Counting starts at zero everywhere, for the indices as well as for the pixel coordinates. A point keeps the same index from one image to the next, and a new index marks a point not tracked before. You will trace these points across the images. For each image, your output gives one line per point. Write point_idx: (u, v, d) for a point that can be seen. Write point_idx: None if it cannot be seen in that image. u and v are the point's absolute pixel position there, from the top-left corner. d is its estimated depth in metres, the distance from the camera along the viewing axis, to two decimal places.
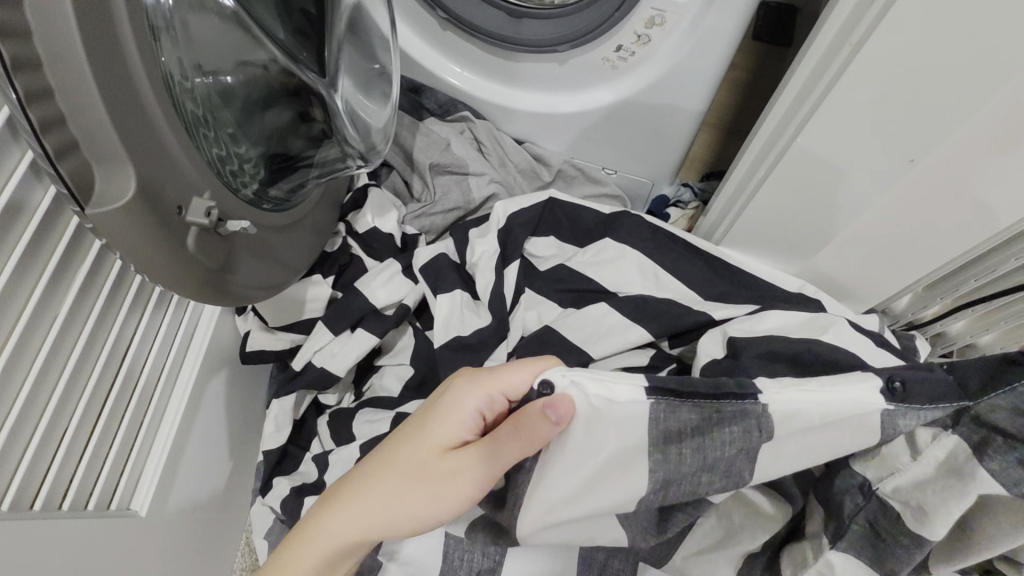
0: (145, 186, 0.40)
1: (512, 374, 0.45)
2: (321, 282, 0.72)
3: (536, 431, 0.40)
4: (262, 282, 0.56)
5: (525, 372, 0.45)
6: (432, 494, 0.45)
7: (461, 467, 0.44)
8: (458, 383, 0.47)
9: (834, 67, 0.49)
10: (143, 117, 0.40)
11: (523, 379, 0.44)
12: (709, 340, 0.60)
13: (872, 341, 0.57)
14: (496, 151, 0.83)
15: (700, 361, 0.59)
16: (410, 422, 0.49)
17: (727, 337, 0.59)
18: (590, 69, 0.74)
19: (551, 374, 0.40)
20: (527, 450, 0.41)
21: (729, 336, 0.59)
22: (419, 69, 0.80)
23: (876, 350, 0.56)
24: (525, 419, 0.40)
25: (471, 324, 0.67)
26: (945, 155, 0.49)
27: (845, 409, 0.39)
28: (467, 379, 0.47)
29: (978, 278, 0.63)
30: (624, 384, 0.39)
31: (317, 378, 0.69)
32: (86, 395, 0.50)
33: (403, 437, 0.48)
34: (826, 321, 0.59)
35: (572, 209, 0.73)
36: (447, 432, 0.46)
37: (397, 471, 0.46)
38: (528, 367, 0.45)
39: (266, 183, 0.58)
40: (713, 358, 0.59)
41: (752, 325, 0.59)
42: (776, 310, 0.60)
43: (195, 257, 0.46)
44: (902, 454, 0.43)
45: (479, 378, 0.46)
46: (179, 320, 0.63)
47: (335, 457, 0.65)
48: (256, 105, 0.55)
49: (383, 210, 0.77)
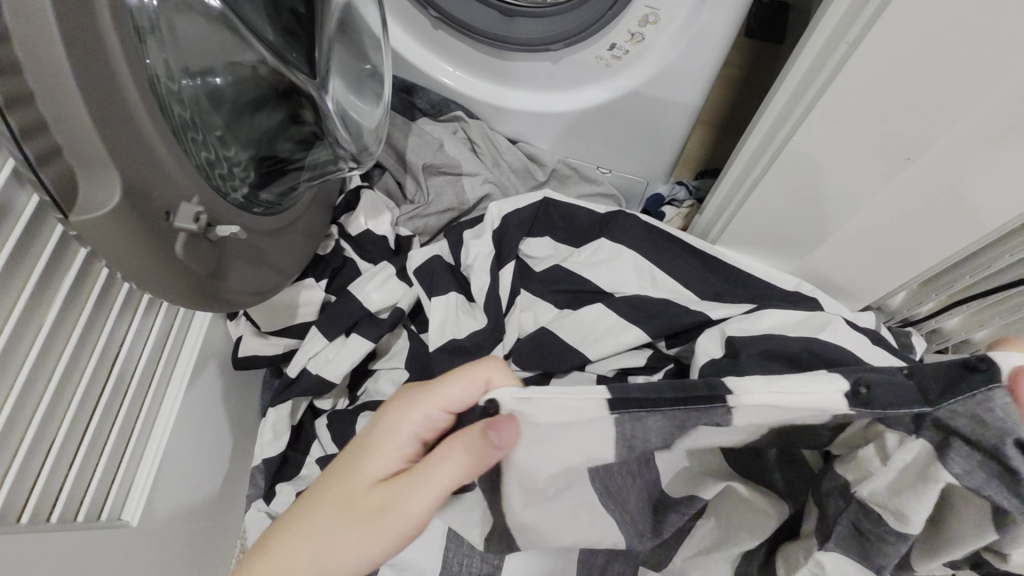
0: (131, 192, 0.39)
1: (455, 386, 0.43)
2: (313, 285, 0.72)
3: (479, 451, 0.39)
4: (254, 287, 0.55)
5: (468, 382, 0.43)
6: (380, 518, 0.43)
7: (409, 488, 0.42)
8: (404, 400, 0.46)
9: (827, 66, 0.49)
10: (128, 122, 0.39)
11: (466, 391, 0.43)
12: (707, 340, 0.59)
13: (864, 337, 0.57)
14: (489, 151, 0.83)
15: (697, 360, 0.59)
16: (355, 443, 0.47)
17: (726, 336, 0.58)
18: (584, 67, 0.73)
19: (502, 396, 0.37)
20: (473, 470, 0.40)
21: (729, 336, 0.58)
22: (411, 68, 0.79)
23: (869, 346, 0.57)
24: (471, 438, 0.39)
25: (466, 326, 0.66)
26: (939, 153, 0.49)
27: (804, 409, 0.34)
28: (411, 397, 0.45)
29: (974, 274, 0.63)
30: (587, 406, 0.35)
31: (312, 385, 0.68)
32: (72, 406, 0.49)
33: (349, 457, 0.46)
34: (823, 323, 0.58)
35: (567, 209, 0.72)
36: (391, 451, 0.45)
37: (347, 496, 0.45)
38: (471, 377, 0.43)
39: (256, 186, 0.57)
40: (712, 357, 0.58)
41: (749, 325, 0.59)
42: (772, 309, 0.60)
43: (184, 264, 0.45)
44: (874, 459, 0.40)
45: (424, 394, 0.44)
46: (170, 326, 0.62)
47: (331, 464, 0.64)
48: (244, 107, 0.55)
49: (377, 213, 0.76)
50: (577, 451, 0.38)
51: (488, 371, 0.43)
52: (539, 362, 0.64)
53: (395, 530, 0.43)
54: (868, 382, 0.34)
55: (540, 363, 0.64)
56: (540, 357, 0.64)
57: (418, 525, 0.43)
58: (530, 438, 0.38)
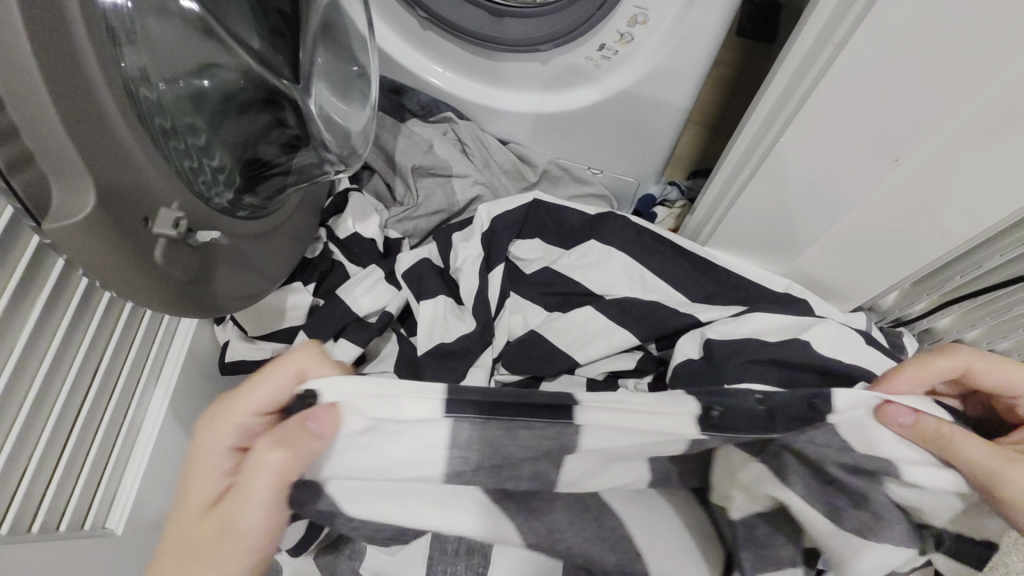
0: (106, 200, 0.39)
1: (267, 385, 0.38)
2: (301, 289, 0.71)
3: (295, 447, 0.33)
4: (239, 292, 0.55)
5: (277, 378, 0.38)
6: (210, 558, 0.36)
7: (232, 511, 0.35)
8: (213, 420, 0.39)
9: (815, 67, 0.48)
10: (103, 127, 0.38)
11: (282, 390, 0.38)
12: (686, 340, 0.60)
13: (856, 333, 0.58)
14: (480, 152, 0.82)
15: (675, 360, 0.60)
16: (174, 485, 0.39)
17: (704, 338, 0.59)
18: (573, 68, 0.73)
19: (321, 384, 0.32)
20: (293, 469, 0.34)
21: (707, 338, 0.59)
22: (399, 69, 0.79)
23: (862, 344, 0.58)
24: (286, 433, 0.33)
25: (454, 330, 0.66)
26: (927, 154, 0.48)
27: (660, 433, 0.36)
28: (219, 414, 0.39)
29: (965, 274, 0.63)
30: (413, 398, 0.33)
31: None
32: (54, 414, 0.48)
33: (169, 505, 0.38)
34: (806, 322, 0.59)
35: (556, 210, 0.72)
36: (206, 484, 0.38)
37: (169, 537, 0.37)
38: (276, 373, 0.38)
39: (240, 190, 0.56)
40: (689, 358, 0.59)
41: (731, 329, 0.59)
42: (759, 313, 0.60)
43: (164, 270, 0.44)
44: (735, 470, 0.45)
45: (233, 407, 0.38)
46: (155, 331, 0.62)
47: None
48: (226, 110, 0.54)
49: (365, 215, 0.76)
50: (403, 449, 0.35)
51: (293, 365, 0.38)
52: (527, 366, 0.64)
53: (232, 566, 0.36)
54: (721, 404, 0.36)
55: (528, 367, 0.64)
56: (529, 361, 0.64)
57: (258, 553, 0.36)
58: (355, 431, 0.34)
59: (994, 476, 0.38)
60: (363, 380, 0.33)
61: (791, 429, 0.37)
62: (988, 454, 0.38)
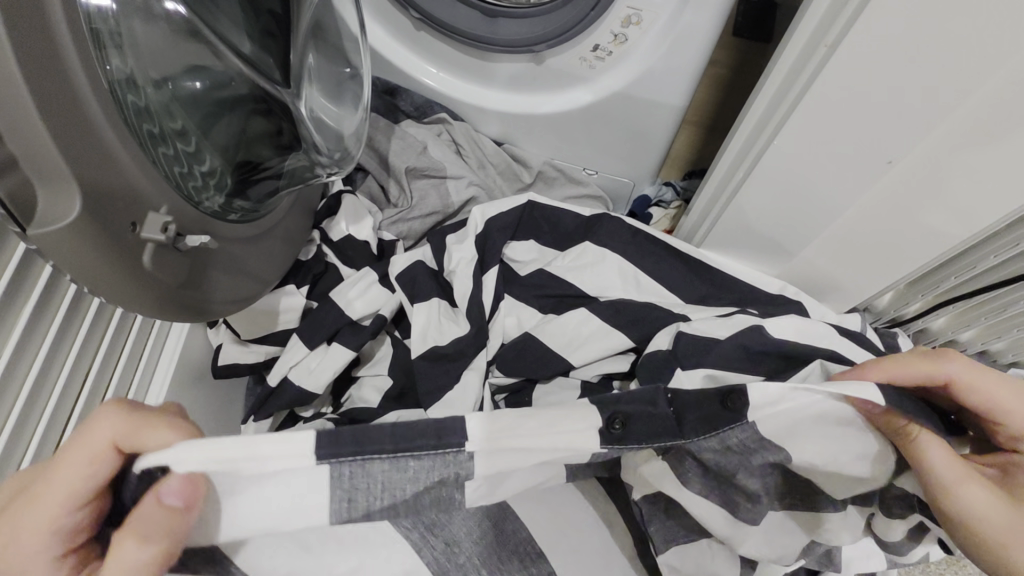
0: (92, 204, 0.38)
1: (78, 462, 0.33)
2: (294, 291, 0.70)
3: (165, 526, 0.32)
4: (229, 296, 0.54)
5: (89, 452, 0.33)
6: None
7: None
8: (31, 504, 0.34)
9: (809, 70, 0.48)
10: (89, 131, 0.38)
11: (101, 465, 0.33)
12: (661, 335, 0.59)
13: (828, 327, 0.58)
14: (474, 153, 0.82)
15: (648, 351, 0.59)
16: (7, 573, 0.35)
17: (678, 332, 0.58)
18: (568, 68, 0.72)
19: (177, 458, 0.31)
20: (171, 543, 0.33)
21: (680, 332, 0.58)
22: (393, 70, 0.79)
23: (851, 342, 0.58)
24: (141, 517, 0.32)
25: (447, 333, 0.65)
26: (922, 154, 0.48)
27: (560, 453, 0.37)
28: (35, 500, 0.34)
29: (959, 275, 0.63)
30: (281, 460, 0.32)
31: (295, 396, 0.66)
32: (43, 419, 0.48)
33: None
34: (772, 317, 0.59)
35: (551, 211, 0.71)
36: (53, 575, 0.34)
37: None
38: (87, 446, 0.33)
39: (231, 193, 0.56)
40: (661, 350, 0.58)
41: (710, 326, 0.58)
42: (739, 313, 0.60)
43: (153, 276, 0.44)
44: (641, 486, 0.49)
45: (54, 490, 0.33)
46: (147, 334, 0.61)
47: None
48: (216, 112, 0.53)
49: (359, 217, 0.75)
50: (281, 493, 0.34)
51: (104, 432, 0.33)
52: (522, 368, 0.64)
53: None
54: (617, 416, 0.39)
55: (521, 369, 0.64)
56: (523, 363, 0.64)
57: None
58: (222, 489, 0.33)
59: (944, 482, 0.40)
60: (212, 446, 0.31)
61: (699, 431, 0.42)
62: (948, 462, 0.40)
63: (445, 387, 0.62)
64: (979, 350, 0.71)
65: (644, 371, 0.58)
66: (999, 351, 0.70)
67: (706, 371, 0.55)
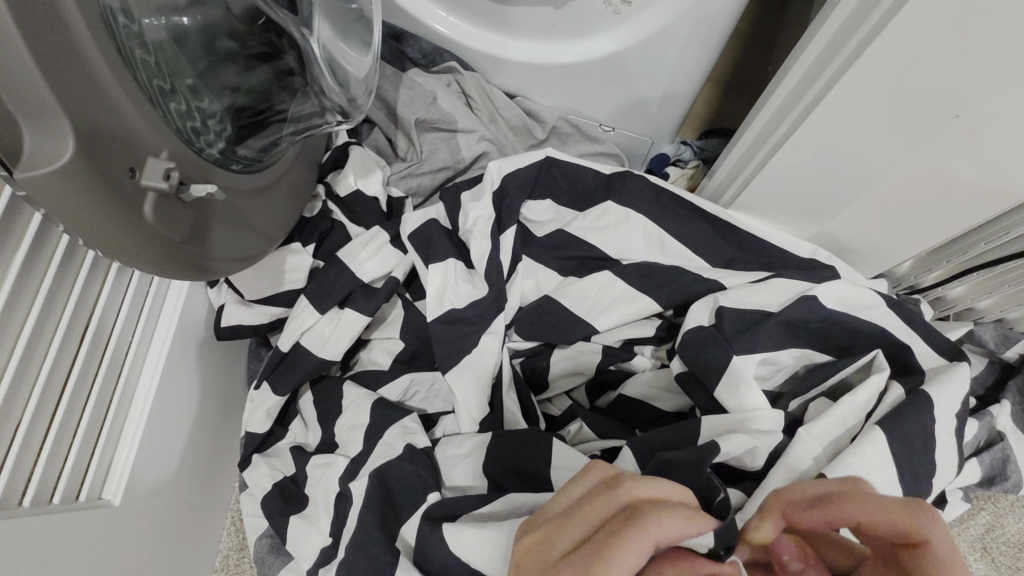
0: (87, 145, 0.35)
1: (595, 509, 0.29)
2: (301, 250, 0.67)
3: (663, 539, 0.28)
4: (236, 252, 0.50)
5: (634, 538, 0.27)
6: None
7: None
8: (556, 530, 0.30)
9: (866, 24, 0.44)
10: (75, 60, 0.34)
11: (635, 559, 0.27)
12: (697, 308, 0.57)
13: (877, 295, 0.56)
14: (485, 106, 0.77)
15: (685, 327, 0.57)
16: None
17: (717, 306, 0.56)
18: (590, 14, 0.67)
19: None
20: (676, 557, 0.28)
21: (720, 306, 0.56)
22: (403, 14, 0.74)
23: (882, 306, 0.56)
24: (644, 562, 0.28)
25: (464, 296, 0.61)
26: (991, 110, 0.44)
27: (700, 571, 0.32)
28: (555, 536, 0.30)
29: (991, 242, 0.60)
30: None
31: (312, 366, 0.64)
32: (40, 382, 0.45)
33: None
34: (819, 283, 0.57)
35: (570, 169, 0.67)
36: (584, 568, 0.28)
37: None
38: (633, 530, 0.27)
39: (234, 140, 0.52)
40: (700, 325, 0.56)
41: (746, 296, 0.57)
42: (775, 279, 0.57)
43: (155, 228, 0.40)
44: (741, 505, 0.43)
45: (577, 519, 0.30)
46: (146, 293, 0.58)
47: (340, 439, 0.60)
48: (212, 52, 0.49)
49: (367, 171, 0.71)
50: None
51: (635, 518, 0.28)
52: (542, 332, 0.63)
53: None
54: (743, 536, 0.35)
55: (542, 331, 0.63)
56: (543, 326, 0.63)
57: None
58: None
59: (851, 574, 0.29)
60: None
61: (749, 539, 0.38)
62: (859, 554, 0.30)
63: (463, 354, 0.59)
64: (996, 318, 0.70)
65: (688, 349, 0.54)
66: (1016, 320, 0.69)
67: (740, 343, 0.54)
